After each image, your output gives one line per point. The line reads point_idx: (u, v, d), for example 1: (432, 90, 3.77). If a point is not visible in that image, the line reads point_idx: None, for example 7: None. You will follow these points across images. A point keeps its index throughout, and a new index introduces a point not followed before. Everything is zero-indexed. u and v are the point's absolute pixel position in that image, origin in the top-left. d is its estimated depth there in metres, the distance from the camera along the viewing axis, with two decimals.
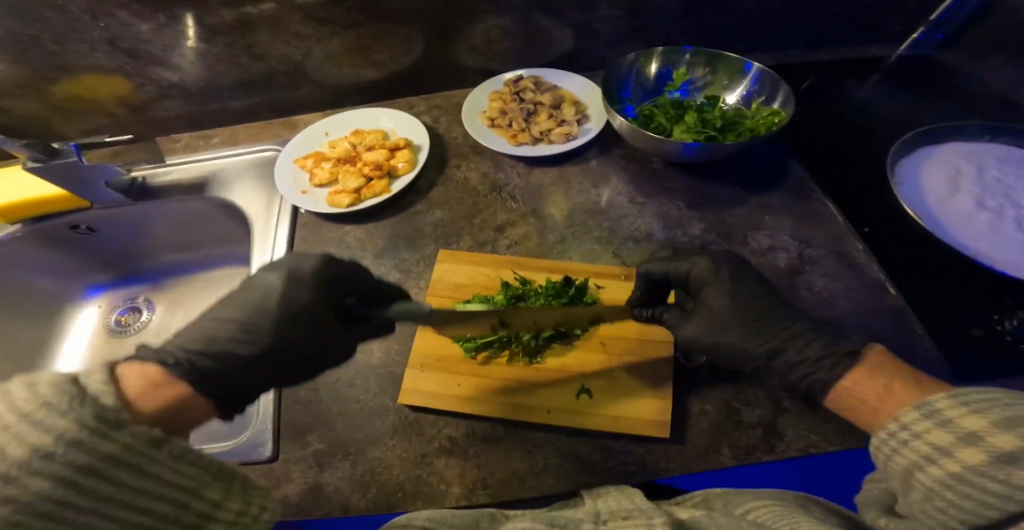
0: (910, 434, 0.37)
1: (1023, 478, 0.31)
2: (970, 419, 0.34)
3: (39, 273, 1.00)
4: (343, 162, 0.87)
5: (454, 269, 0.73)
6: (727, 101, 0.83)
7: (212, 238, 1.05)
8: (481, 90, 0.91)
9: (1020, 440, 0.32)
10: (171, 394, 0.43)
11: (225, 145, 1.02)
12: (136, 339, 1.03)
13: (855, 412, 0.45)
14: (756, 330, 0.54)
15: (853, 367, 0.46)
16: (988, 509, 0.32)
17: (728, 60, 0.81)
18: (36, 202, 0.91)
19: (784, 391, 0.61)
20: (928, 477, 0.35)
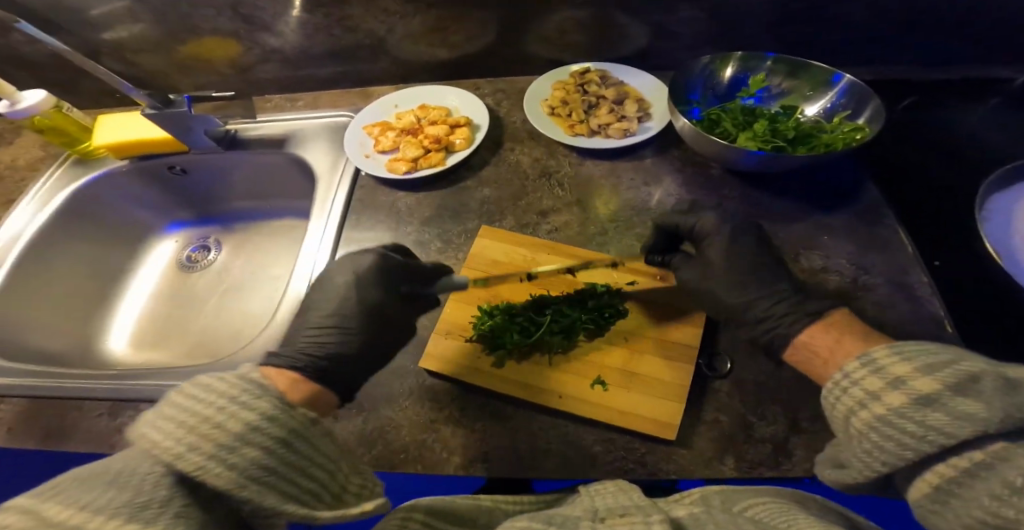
0: (850, 382, 0.42)
1: (935, 418, 0.37)
2: (898, 367, 0.40)
3: (134, 204, 1.15)
4: (407, 133, 0.91)
5: (494, 246, 0.75)
6: (806, 112, 0.78)
7: (281, 191, 1.14)
8: (546, 78, 0.91)
9: (936, 384, 0.38)
10: (304, 389, 0.56)
11: (307, 108, 1.09)
12: (200, 275, 1.14)
13: (810, 364, 0.51)
14: (745, 288, 0.60)
15: (814, 322, 0.52)
16: (906, 448, 0.37)
17: (814, 69, 0.76)
18: (144, 143, 1.03)
19: (803, 411, 0.58)
20: (860, 421, 0.40)
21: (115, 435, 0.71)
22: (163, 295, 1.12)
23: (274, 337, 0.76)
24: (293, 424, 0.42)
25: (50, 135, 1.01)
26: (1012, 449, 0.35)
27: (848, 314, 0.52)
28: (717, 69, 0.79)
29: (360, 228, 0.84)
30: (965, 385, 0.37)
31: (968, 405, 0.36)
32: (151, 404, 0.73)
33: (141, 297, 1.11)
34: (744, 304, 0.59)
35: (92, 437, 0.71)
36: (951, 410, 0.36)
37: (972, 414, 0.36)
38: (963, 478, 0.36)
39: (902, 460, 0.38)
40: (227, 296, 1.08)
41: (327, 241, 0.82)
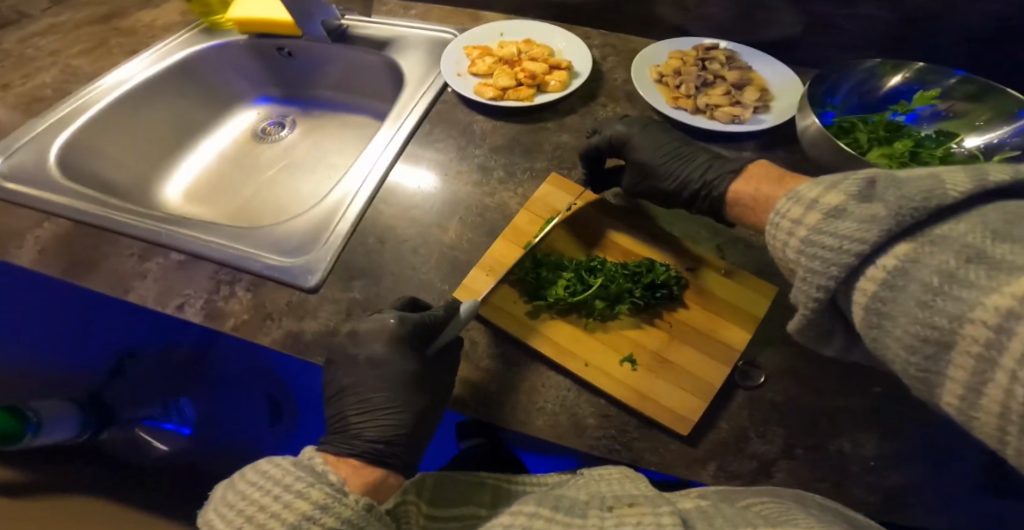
0: (780, 218, 0.40)
1: (845, 228, 0.34)
2: (822, 193, 0.38)
3: (238, 75, 1.20)
4: (504, 63, 0.88)
5: (558, 195, 0.72)
6: (964, 143, 0.66)
7: (366, 91, 1.14)
8: (667, 44, 0.85)
9: (844, 195, 0.36)
10: (371, 475, 0.54)
11: (418, 19, 1.07)
12: (267, 148, 1.17)
13: (745, 215, 0.57)
14: (677, 164, 0.65)
15: (736, 178, 0.58)
16: (829, 266, 0.34)
17: (1001, 97, 0.64)
18: (266, 22, 1.06)
19: (803, 440, 0.53)
20: (793, 249, 0.38)
21: (136, 278, 0.74)
22: (229, 157, 1.16)
23: (311, 223, 0.75)
24: (347, 513, 0.45)
25: (195, 2, 1.08)
26: (920, 248, 0.31)
27: (765, 165, 0.57)
28: (880, 74, 0.70)
29: (429, 140, 0.82)
30: (871, 191, 0.35)
31: (870, 208, 0.33)
32: (179, 256, 0.75)
33: (209, 154, 1.16)
34: (676, 185, 0.64)
35: (114, 276, 0.74)
36: (857, 218, 0.34)
37: (875, 215, 0.33)
38: (885, 292, 0.31)
39: (829, 280, 0.34)
40: (286, 173, 1.10)
41: (395, 144, 0.81)
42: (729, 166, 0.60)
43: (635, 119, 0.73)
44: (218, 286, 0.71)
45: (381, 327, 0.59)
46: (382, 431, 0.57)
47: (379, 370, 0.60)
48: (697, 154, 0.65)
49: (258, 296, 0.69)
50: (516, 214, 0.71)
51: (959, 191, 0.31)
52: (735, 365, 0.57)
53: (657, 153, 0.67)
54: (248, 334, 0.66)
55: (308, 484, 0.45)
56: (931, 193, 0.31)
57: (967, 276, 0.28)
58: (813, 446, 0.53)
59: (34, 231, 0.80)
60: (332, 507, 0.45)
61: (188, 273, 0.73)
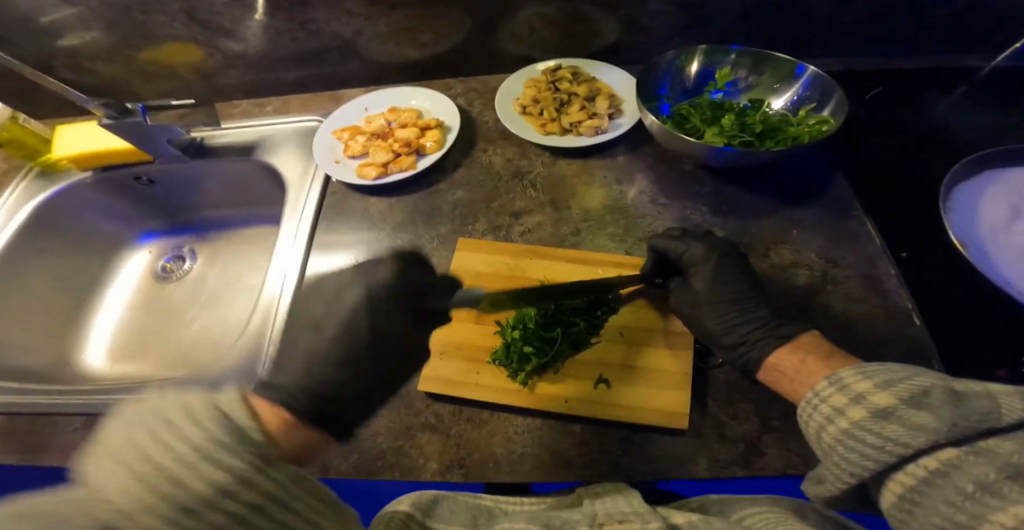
0: (819, 399, 0.44)
1: (892, 430, 0.38)
2: (861, 383, 0.42)
3: (113, 219, 1.13)
4: (376, 137, 0.89)
5: (474, 257, 0.72)
6: (772, 105, 0.77)
7: (255, 198, 1.11)
8: (519, 76, 0.90)
9: (893, 397, 0.39)
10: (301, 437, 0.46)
11: (277, 113, 1.06)
12: (176, 286, 1.11)
13: (778, 384, 0.53)
14: (729, 309, 0.60)
15: (783, 345, 0.54)
16: (869, 458, 0.39)
17: (777, 62, 0.76)
18: (107, 153, 1.01)
19: (775, 409, 0.58)
20: (829, 434, 0.42)
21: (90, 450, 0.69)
22: (138, 309, 1.09)
23: (246, 348, 0.74)
24: (271, 487, 0.34)
25: (7, 147, 0.98)
26: (963, 456, 0.35)
27: (815, 337, 0.54)
28: (683, 65, 0.78)
29: (331, 235, 0.82)
30: (918, 398, 0.38)
31: (920, 417, 0.37)
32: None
33: (116, 310, 1.09)
34: (721, 329, 0.58)
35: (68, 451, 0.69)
36: (906, 423, 0.38)
37: (925, 425, 0.37)
38: (923, 487, 0.36)
39: (864, 470, 0.39)
40: (205, 308, 1.06)
41: (299, 247, 0.80)
42: (767, 327, 0.57)
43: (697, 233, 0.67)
44: None
45: (367, 276, 0.56)
46: (331, 378, 0.51)
47: (358, 312, 0.54)
48: (760, 307, 0.60)
49: None
50: None
51: (1009, 419, 0.35)
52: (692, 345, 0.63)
53: (721, 291, 0.61)
54: None
55: (227, 446, 0.34)
56: (985, 417, 0.35)
57: (1001, 490, 0.33)
58: (784, 413, 0.58)
59: None
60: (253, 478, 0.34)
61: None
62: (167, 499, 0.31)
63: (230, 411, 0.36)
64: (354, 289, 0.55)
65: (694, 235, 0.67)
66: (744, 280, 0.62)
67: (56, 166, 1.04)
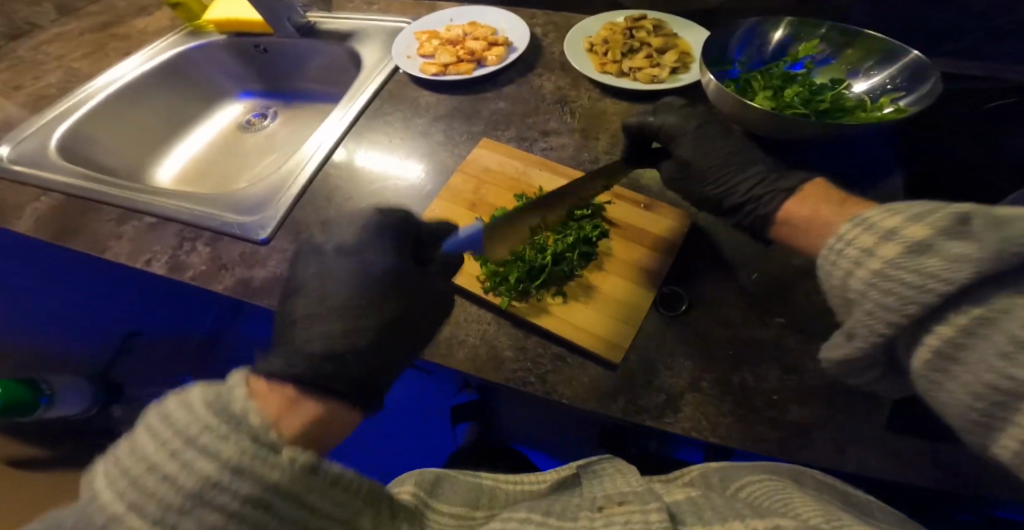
0: (846, 244, 0.40)
1: (929, 265, 0.33)
2: (892, 221, 0.38)
3: (219, 72, 1.27)
4: (449, 43, 0.94)
5: (490, 157, 0.74)
6: (854, 88, 0.72)
7: (339, 79, 1.21)
8: (600, 19, 0.91)
9: (928, 230, 0.35)
10: (306, 412, 0.41)
11: (378, 12, 1.15)
12: (252, 136, 1.24)
13: (792, 237, 0.52)
14: (722, 171, 0.60)
15: (790, 197, 0.52)
16: (905, 304, 0.34)
17: (876, 42, 0.70)
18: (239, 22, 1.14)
19: (710, 373, 0.55)
20: (860, 277, 0.37)
21: (112, 239, 0.79)
22: (215, 147, 1.23)
23: (266, 189, 0.81)
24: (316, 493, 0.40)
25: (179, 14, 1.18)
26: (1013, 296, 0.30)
27: (822, 184, 0.52)
28: (766, 30, 0.75)
29: (379, 115, 0.88)
30: (960, 229, 0.34)
31: (958, 246, 0.32)
32: (151, 219, 0.81)
33: (195, 145, 1.23)
34: (718, 191, 0.60)
35: (95, 235, 0.80)
36: (946, 255, 0.33)
37: (965, 255, 0.31)
38: (964, 339, 0.31)
39: (903, 318, 0.34)
40: (270, 158, 1.18)
41: (347, 117, 0.87)
42: (769, 181, 0.56)
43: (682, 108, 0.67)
44: (182, 242, 0.77)
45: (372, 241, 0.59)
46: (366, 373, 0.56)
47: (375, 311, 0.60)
48: (751, 165, 0.60)
49: (215, 251, 0.74)
50: (452, 177, 0.74)
51: None
52: (658, 291, 0.61)
53: (705, 157, 0.62)
54: (204, 282, 0.71)
55: (229, 428, 0.33)
56: None
57: None
58: (719, 380, 0.54)
59: (32, 205, 0.87)
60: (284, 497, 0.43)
61: (159, 233, 0.79)
62: (167, 488, 0.32)
63: (224, 392, 0.35)
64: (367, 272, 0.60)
65: (667, 109, 0.68)
66: (728, 142, 0.63)
67: (205, 28, 1.21)
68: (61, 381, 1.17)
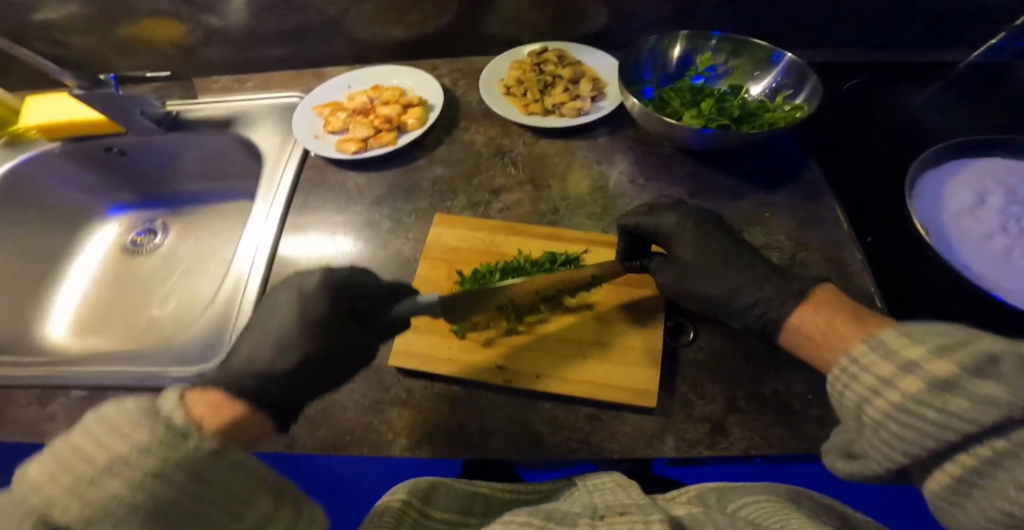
0: (862, 368, 0.40)
1: (952, 405, 0.33)
2: (912, 351, 0.37)
3: (75, 189, 1.08)
4: (357, 114, 0.88)
5: (450, 234, 0.71)
6: (751, 91, 0.79)
7: (232, 172, 1.08)
8: (505, 57, 0.90)
9: (951, 367, 0.34)
10: (229, 415, 0.43)
11: (256, 89, 1.04)
12: (146, 260, 1.08)
13: (805, 351, 0.50)
14: (725, 274, 0.58)
15: (802, 304, 0.51)
16: (927, 438, 0.34)
17: (755, 48, 0.77)
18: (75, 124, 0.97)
19: (740, 389, 0.58)
20: (876, 408, 0.38)
21: (45, 423, 0.65)
22: (106, 282, 1.05)
23: (210, 327, 0.71)
24: (181, 453, 0.37)
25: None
26: None
27: (831, 291, 0.51)
28: (664, 48, 0.80)
29: (307, 209, 0.80)
30: (983, 366, 0.33)
31: (983, 387, 0.32)
32: (82, 390, 0.67)
33: (79, 284, 1.04)
34: (725, 294, 0.57)
35: (16, 426, 0.65)
36: (968, 396, 0.33)
37: (992, 400, 0.31)
38: (986, 467, 0.32)
39: (925, 449, 0.34)
40: (177, 280, 1.03)
41: (274, 217, 0.79)
42: (783, 285, 0.54)
43: (684, 210, 0.65)
44: None
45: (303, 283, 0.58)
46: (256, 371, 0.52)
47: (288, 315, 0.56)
48: (754, 264, 0.58)
49: None
50: (417, 265, 0.70)
51: None
52: (663, 329, 0.63)
53: (704, 255, 0.60)
54: None
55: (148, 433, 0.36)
56: None
57: None
58: (752, 394, 0.57)
59: None
60: (162, 449, 0.36)
61: (95, 409, 0.66)
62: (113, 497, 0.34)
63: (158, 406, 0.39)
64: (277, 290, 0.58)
65: (661, 208, 0.66)
66: (725, 241, 0.62)
67: (25, 135, 1.01)
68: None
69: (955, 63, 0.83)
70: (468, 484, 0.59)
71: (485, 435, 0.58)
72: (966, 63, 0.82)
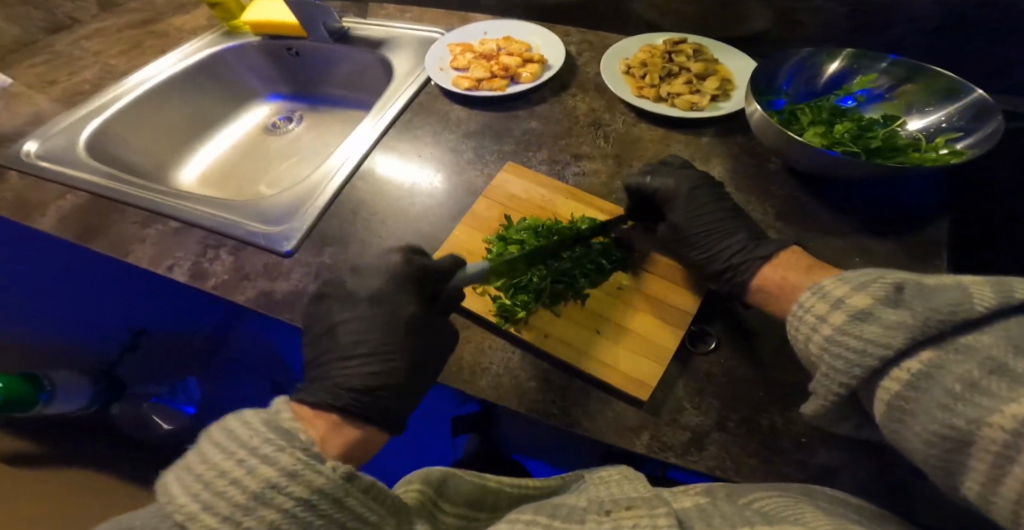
0: (805, 311, 0.42)
1: (871, 330, 0.36)
2: (843, 289, 0.40)
3: (248, 72, 1.27)
4: (483, 57, 0.93)
5: (516, 182, 0.73)
6: (909, 125, 0.70)
7: (367, 87, 1.20)
8: (637, 40, 0.89)
9: (872, 299, 0.38)
10: (351, 434, 0.49)
11: (412, 20, 1.14)
12: (278, 140, 1.24)
13: (768, 304, 0.54)
14: (714, 238, 0.60)
15: (767, 264, 0.54)
16: (851, 365, 0.37)
17: (934, 77, 0.68)
18: (277, 25, 1.15)
19: (736, 412, 0.52)
20: (817, 344, 0.40)
21: (134, 243, 0.78)
22: (242, 150, 1.23)
23: (291, 200, 0.80)
24: (322, 484, 0.39)
25: (216, 8, 1.16)
26: (944, 355, 0.33)
27: (798, 254, 0.54)
28: (819, 62, 0.74)
29: (409, 128, 0.87)
30: (898, 298, 0.37)
31: (895, 313, 0.35)
32: (175, 224, 0.80)
33: (223, 146, 1.23)
34: (704, 257, 0.59)
35: (118, 238, 0.79)
36: (884, 323, 0.36)
37: (901, 322, 0.35)
38: (909, 392, 0.34)
39: (852, 379, 0.37)
40: (297, 164, 1.16)
41: (380, 125, 0.86)
42: (755, 245, 0.57)
43: (693, 174, 0.66)
44: (205, 250, 0.76)
45: (383, 266, 0.60)
46: (367, 378, 0.53)
47: (378, 312, 0.57)
48: (740, 231, 0.60)
49: (238, 260, 0.73)
50: (476, 202, 0.73)
51: (984, 305, 0.32)
52: (686, 325, 0.59)
53: (699, 218, 0.62)
54: (225, 292, 0.70)
55: (278, 448, 0.39)
56: (958, 306, 0.33)
57: (989, 389, 0.30)
58: (745, 420, 0.52)
59: (57, 202, 0.86)
60: (304, 474, 0.38)
61: (182, 239, 0.78)
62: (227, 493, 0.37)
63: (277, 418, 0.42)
64: (371, 279, 0.59)
65: (666, 169, 0.67)
66: (721, 206, 0.63)
67: (240, 28, 1.21)
68: (64, 377, 1.14)
69: None
70: (474, 476, 0.51)
71: (470, 372, 0.59)
72: None
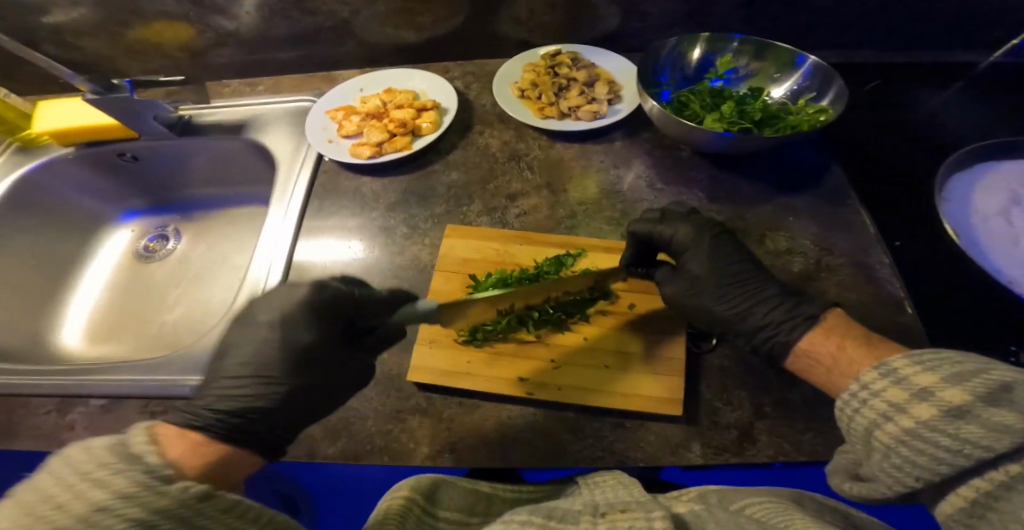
0: (871, 393, 0.40)
1: (968, 430, 0.34)
2: (924, 376, 0.38)
3: (84, 195, 1.07)
4: (371, 117, 0.87)
5: (462, 245, 0.71)
6: (772, 94, 0.79)
7: (244, 178, 1.08)
8: (516, 61, 0.89)
9: (967, 394, 0.35)
10: (216, 453, 0.44)
11: (267, 93, 1.04)
12: (159, 265, 1.08)
13: (812, 374, 0.50)
14: (734, 293, 0.57)
15: (813, 328, 0.50)
16: (939, 462, 0.35)
17: (777, 51, 0.77)
18: (87, 130, 0.96)
19: (767, 396, 0.57)
20: (885, 434, 0.38)
21: (63, 432, 0.65)
22: (118, 289, 1.05)
23: None
24: (168, 501, 0.36)
25: None
26: None
27: (843, 317, 0.50)
28: (684, 50, 0.79)
29: (323, 213, 0.80)
30: (999, 397, 0.34)
31: (1002, 414, 0.33)
32: (101, 399, 0.67)
33: (94, 292, 1.04)
34: (733, 314, 0.56)
35: (35, 436, 0.64)
36: (985, 422, 0.34)
37: (1009, 425, 0.33)
38: (1000, 492, 0.34)
39: (936, 474, 0.36)
40: (195, 287, 1.02)
41: (290, 219, 0.79)
42: (793, 306, 0.53)
43: (701, 221, 0.63)
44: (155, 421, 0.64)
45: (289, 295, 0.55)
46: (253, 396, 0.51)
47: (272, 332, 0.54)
48: (768, 284, 0.57)
49: None
50: (429, 278, 0.70)
51: None
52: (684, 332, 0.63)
53: (722, 269, 0.59)
54: None
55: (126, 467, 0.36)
56: None
57: None
58: (778, 401, 0.57)
59: None
60: (142, 496, 0.35)
61: (119, 414, 0.65)
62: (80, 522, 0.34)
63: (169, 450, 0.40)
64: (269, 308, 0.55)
65: (677, 216, 0.64)
66: (744, 257, 0.60)
67: (36, 140, 0.99)
68: None
69: (975, 63, 0.83)
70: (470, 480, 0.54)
71: (506, 450, 0.57)
72: (988, 63, 0.81)
